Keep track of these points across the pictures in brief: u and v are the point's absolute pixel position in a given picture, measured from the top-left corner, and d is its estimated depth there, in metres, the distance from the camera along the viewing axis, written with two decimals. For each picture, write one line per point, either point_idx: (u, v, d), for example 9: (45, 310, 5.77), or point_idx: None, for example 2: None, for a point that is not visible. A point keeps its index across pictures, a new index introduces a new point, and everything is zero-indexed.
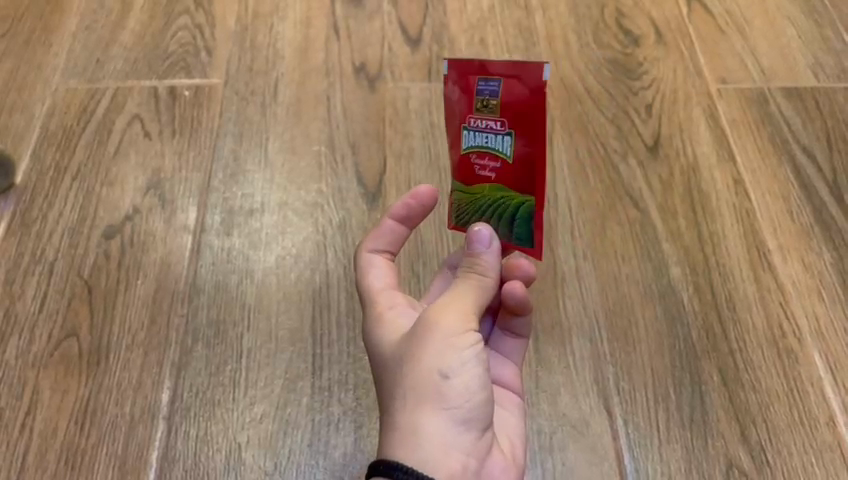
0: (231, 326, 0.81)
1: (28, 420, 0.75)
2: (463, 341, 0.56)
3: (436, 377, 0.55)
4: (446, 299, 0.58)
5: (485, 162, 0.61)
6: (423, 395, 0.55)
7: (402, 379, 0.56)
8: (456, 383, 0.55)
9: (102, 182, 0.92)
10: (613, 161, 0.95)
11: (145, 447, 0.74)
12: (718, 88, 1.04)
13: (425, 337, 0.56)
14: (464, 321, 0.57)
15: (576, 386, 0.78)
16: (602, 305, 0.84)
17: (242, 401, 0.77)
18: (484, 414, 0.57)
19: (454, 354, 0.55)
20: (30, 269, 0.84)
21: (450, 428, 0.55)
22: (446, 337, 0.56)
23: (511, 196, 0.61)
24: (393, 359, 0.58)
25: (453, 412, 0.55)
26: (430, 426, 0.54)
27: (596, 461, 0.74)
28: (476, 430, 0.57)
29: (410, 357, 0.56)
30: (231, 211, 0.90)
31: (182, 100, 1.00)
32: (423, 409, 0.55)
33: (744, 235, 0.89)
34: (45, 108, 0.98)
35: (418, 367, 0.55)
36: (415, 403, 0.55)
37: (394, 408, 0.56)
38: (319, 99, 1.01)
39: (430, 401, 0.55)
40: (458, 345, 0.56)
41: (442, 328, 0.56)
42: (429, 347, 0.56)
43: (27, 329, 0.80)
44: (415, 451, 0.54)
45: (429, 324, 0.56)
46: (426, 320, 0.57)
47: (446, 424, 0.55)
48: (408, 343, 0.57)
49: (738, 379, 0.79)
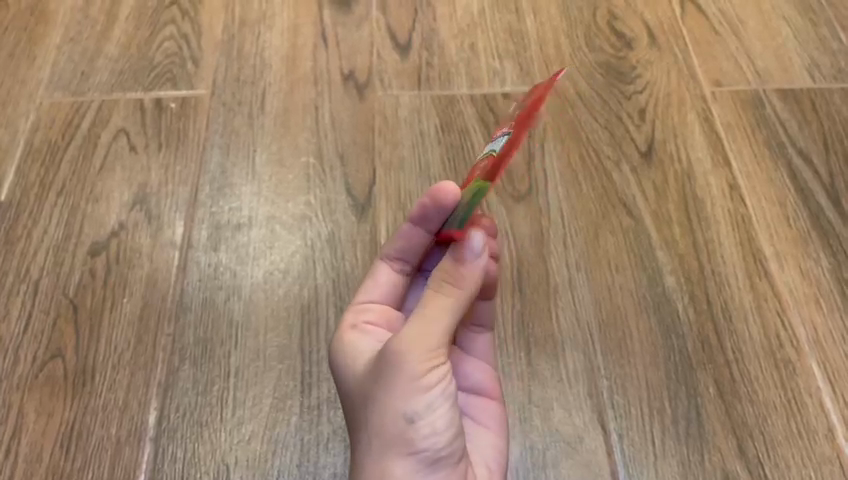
0: (219, 343, 0.80)
1: (13, 444, 0.74)
2: (427, 381, 0.54)
3: (401, 421, 0.54)
4: (413, 329, 0.54)
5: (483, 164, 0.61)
6: (390, 438, 0.54)
7: (368, 419, 0.55)
8: (420, 425, 0.54)
9: (88, 197, 0.90)
10: (606, 167, 0.94)
11: (132, 470, 0.73)
12: (713, 90, 1.03)
13: (387, 378, 0.54)
14: (429, 357, 0.54)
15: (570, 400, 0.77)
16: (596, 316, 0.82)
17: (230, 421, 0.75)
18: (453, 448, 0.56)
19: (416, 397, 0.53)
20: (14, 288, 0.83)
21: (418, 468, 0.55)
22: (410, 378, 0.53)
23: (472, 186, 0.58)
24: (362, 393, 0.56)
25: (420, 454, 0.55)
26: (396, 469, 0.54)
27: (590, 478, 0.73)
28: (447, 464, 0.56)
29: (376, 396, 0.54)
30: (218, 226, 0.88)
31: (169, 111, 0.99)
32: (390, 453, 0.54)
33: (739, 242, 0.88)
34: (30, 123, 0.97)
35: (383, 409, 0.54)
36: (382, 445, 0.54)
37: (363, 446, 0.55)
38: (307, 109, 0.99)
39: (394, 443, 0.54)
40: (424, 386, 0.53)
41: (407, 369, 0.53)
42: (391, 389, 0.54)
43: (11, 350, 0.79)
44: None
45: (395, 361, 0.54)
46: (392, 357, 0.54)
47: (414, 464, 0.55)
48: (374, 380, 0.55)
49: (734, 390, 0.78)
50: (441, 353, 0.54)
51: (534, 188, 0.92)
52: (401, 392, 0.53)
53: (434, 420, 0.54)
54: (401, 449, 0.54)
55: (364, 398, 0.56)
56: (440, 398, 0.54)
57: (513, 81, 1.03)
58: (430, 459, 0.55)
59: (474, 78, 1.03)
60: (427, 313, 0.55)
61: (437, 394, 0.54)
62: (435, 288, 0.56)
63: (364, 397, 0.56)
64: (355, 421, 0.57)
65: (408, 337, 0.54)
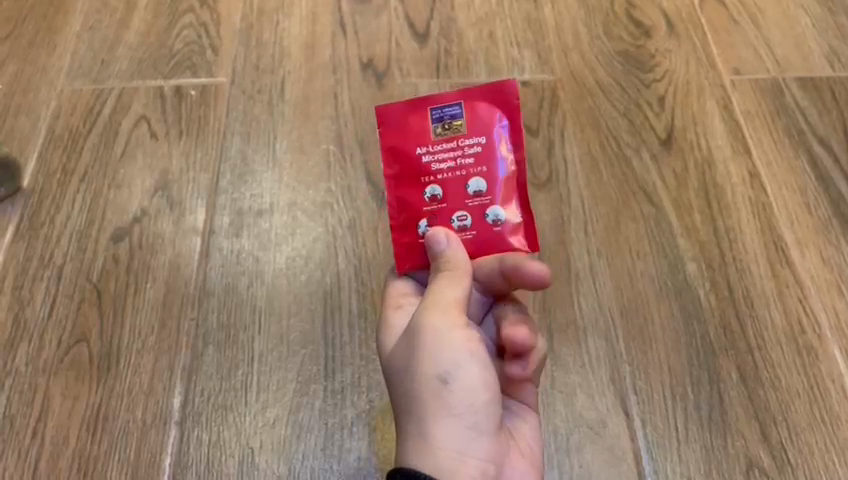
0: (242, 328, 0.80)
1: (39, 426, 0.74)
2: (452, 344, 0.55)
3: (436, 385, 0.55)
4: (427, 304, 0.57)
5: None
6: (428, 405, 0.55)
7: (404, 389, 0.57)
8: (452, 387, 0.55)
9: (110, 184, 0.91)
10: (626, 155, 0.94)
11: (157, 453, 0.73)
12: (732, 79, 1.02)
13: (414, 348, 0.56)
14: (447, 322, 0.56)
15: (593, 386, 0.77)
16: (618, 303, 0.82)
17: (254, 405, 0.76)
18: (491, 411, 0.57)
19: (444, 359, 0.55)
20: (39, 274, 0.84)
21: (458, 432, 0.55)
22: (433, 344, 0.56)
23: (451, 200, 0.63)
24: (395, 370, 0.58)
25: (461, 416, 0.55)
26: (439, 435, 0.55)
27: (614, 463, 0.73)
28: (488, 428, 0.57)
29: (407, 368, 0.57)
30: (240, 212, 0.89)
31: (189, 99, 0.99)
32: (431, 420, 0.55)
33: (761, 230, 0.88)
34: (51, 110, 0.98)
35: (415, 376, 0.56)
36: (421, 413, 0.56)
37: (403, 421, 0.57)
38: (327, 96, 0.99)
39: (432, 408, 0.55)
40: (452, 347, 0.55)
41: (432, 334, 0.56)
42: (420, 357, 0.56)
43: (36, 335, 0.80)
44: (429, 456, 0.55)
45: (419, 332, 0.56)
46: (416, 329, 0.57)
47: (454, 427, 0.55)
48: (404, 354, 0.57)
49: (757, 376, 0.78)
50: (459, 317, 0.57)
51: (554, 175, 0.92)
52: (430, 356, 0.56)
53: (468, 380, 0.55)
54: (440, 414, 0.55)
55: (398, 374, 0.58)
56: (472, 358, 0.56)
57: (532, 70, 1.03)
58: (470, 422, 0.56)
59: (493, 66, 1.03)
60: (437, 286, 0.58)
61: (466, 355, 0.55)
62: (438, 272, 0.59)
63: (398, 372, 0.58)
64: (395, 402, 0.59)
65: (427, 308, 0.57)
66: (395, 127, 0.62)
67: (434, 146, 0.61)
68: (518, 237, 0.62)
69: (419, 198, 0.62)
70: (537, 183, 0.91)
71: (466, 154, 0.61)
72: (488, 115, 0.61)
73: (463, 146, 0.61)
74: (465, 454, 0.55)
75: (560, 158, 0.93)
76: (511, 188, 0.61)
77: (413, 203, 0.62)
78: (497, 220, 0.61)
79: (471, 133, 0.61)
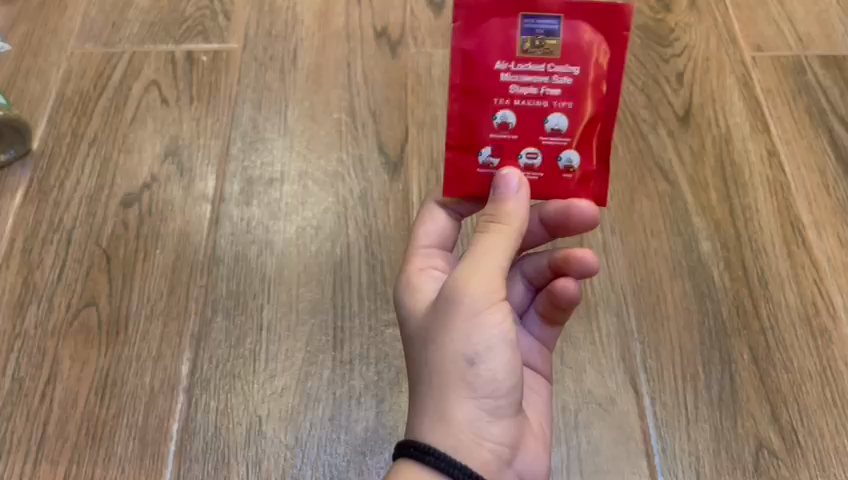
0: (252, 296, 0.80)
1: (48, 389, 0.74)
2: (488, 320, 0.53)
3: (463, 360, 0.53)
4: (470, 263, 0.53)
5: None
6: (452, 382, 0.53)
7: (429, 356, 0.54)
8: (479, 366, 0.53)
9: (120, 148, 0.90)
10: (643, 131, 0.92)
11: (165, 418, 0.73)
12: (753, 55, 1.00)
13: (448, 316, 0.53)
14: (488, 292, 0.53)
15: (603, 363, 0.77)
16: (631, 280, 0.81)
17: (262, 373, 0.76)
18: (513, 396, 0.55)
19: (477, 336, 0.53)
20: (48, 237, 0.83)
21: (477, 412, 0.53)
22: (470, 316, 0.53)
23: None
24: (419, 333, 0.55)
25: (484, 397, 0.53)
26: (458, 412, 0.52)
27: (622, 440, 0.73)
28: (506, 412, 0.55)
29: (435, 338, 0.54)
30: (250, 180, 0.88)
31: (200, 65, 0.98)
32: (451, 394, 0.53)
33: (777, 210, 0.86)
34: (61, 73, 0.96)
35: (445, 347, 0.53)
36: (443, 389, 0.53)
37: (420, 389, 0.54)
38: (339, 65, 0.98)
39: (456, 383, 0.53)
40: (485, 323, 0.53)
41: (470, 304, 0.52)
42: (453, 328, 0.53)
43: (45, 298, 0.79)
44: (444, 432, 0.52)
45: (454, 302, 0.53)
46: (450, 293, 0.53)
47: (473, 406, 0.53)
48: (433, 319, 0.54)
49: (769, 357, 0.77)
50: (500, 288, 0.54)
51: None
52: (464, 331, 0.53)
53: (498, 361, 0.53)
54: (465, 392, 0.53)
55: (423, 341, 0.55)
56: (505, 339, 0.54)
57: None
58: (491, 404, 0.54)
59: None
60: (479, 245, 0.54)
61: (500, 336, 0.53)
62: (485, 225, 0.55)
63: (424, 337, 0.55)
64: (414, 363, 0.55)
65: (466, 275, 0.53)
66: (479, 29, 0.54)
67: (518, 65, 0.54)
68: (586, 187, 0.58)
69: (486, 123, 0.56)
70: None
71: (552, 84, 0.55)
72: (590, 39, 0.54)
73: (550, 72, 0.54)
74: (480, 434, 0.53)
75: None
76: (593, 130, 0.56)
77: (478, 124, 0.56)
78: (569, 166, 0.57)
79: (565, 58, 0.54)
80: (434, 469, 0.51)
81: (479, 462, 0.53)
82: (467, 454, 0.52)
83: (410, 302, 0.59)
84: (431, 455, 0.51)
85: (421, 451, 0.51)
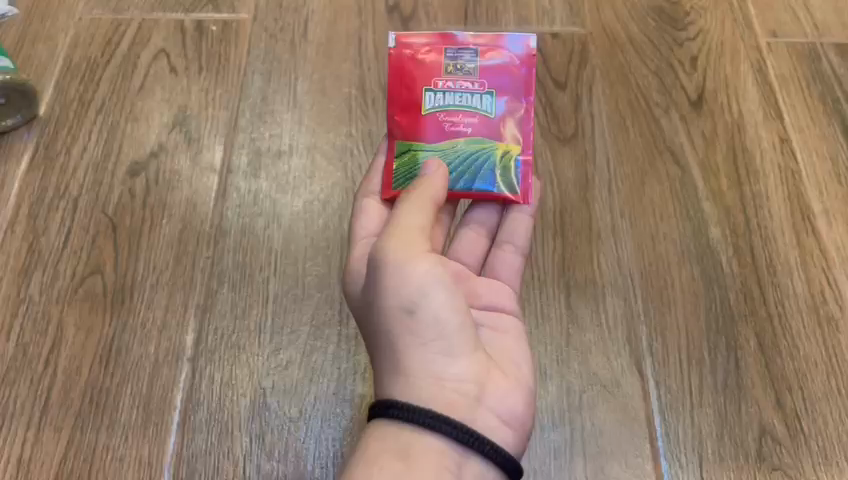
0: (259, 269, 0.80)
1: (52, 356, 0.74)
2: (419, 271, 0.55)
3: (401, 315, 0.55)
4: (389, 233, 0.57)
5: (458, 118, 0.69)
6: (398, 337, 0.56)
7: (373, 323, 0.57)
8: (419, 315, 0.55)
9: (127, 116, 0.89)
10: (654, 114, 0.92)
11: (170, 388, 0.73)
12: (768, 41, 0.99)
13: (377, 283, 0.56)
14: (410, 249, 0.56)
15: (608, 345, 0.76)
16: (638, 264, 0.81)
17: (267, 346, 0.75)
18: (460, 335, 0.57)
19: (407, 287, 0.55)
20: (54, 204, 0.83)
21: (430, 357, 0.56)
22: (397, 273, 0.55)
23: (490, 146, 0.69)
24: (364, 307, 0.59)
25: (431, 343, 0.56)
26: (413, 363, 0.56)
27: (626, 423, 0.73)
28: (464, 349, 0.57)
29: (373, 301, 0.57)
30: (258, 152, 0.87)
31: (210, 35, 0.97)
32: (400, 348, 0.56)
33: (787, 198, 0.86)
34: (69, 39, 0.95)
35: (382, 309, 0.56)
36: (392, 345, 0.57)
37: (377, 352, 0.58)
38: (351, 39, 0.97)
39: (402, 336, 0.56)
40: (413, 275, 0.55)
41: (394, 265, 0.55)
42: (385, 290, 0.56)
43: (51, 264, 0.79)
44: (406, 384, 0.56)
45: (377, 269, 0.56)
46: (375, 262, 0.57)
47: (424, 353, 0.56)
48: (369, 289, 0.58)
49: (775, 345, 0.77)
50: (424, 245, 0.57)
51: (580, 131, 0.90)
52: (395, 288, 0.55)
53: (436, 304, 0.55)
54: (414, 346, 0.56)
55: (365, 317, 0.59)
56: (441, 282, 0.56)
57: (562, 22, 1.00)
58: (443, 346, 0.56)
59: (522, 16, 1.00)
60: (400, 214, 0.58)
61: (431, 284, 0.55)
62: (403, 199, 0.60)
63: (367, 308, 0.58)
64: (367, 336, 0.59)
65: (385, 240, 0.57)
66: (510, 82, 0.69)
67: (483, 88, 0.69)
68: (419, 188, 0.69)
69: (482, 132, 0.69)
70: (563, 138, 0.89)
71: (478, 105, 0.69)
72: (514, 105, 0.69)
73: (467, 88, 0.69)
74: (438, 377, 0.56)
75: (587, 114, 0.91)
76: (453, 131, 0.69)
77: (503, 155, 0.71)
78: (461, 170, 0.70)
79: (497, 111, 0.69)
80: (396, 423, 0.53)
81: (443, 402, 0.55)
82: (430, 401, 0.55)
83: (353, 287, 0.63)
84: (394, 410, 0.54)
85: (383, 409, 0.54)
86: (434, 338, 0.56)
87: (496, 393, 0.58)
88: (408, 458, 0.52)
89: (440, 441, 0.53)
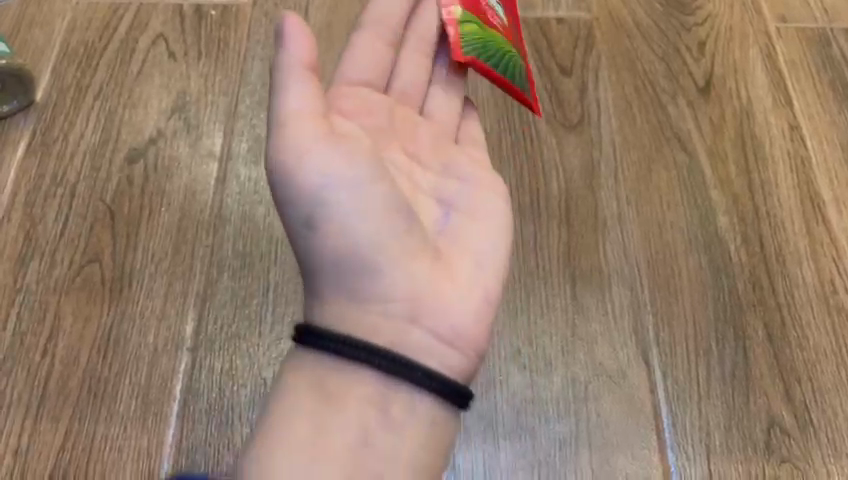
0: (259, 257, 0.78)
1: (50, 346, 0.73)
2: (306, 158, 0.51)
3: (306, 198, 0.52)
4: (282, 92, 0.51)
5: (492, 18, 0.70)
6: (309, 215, 0.53)
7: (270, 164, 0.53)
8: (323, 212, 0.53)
9: (125, 102, 0.88)
10: (661, 100, 0.90)
11: (169, 379, 0.72)
12: (777, 26, 0.98)
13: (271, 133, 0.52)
14: (297, 130, 0.50)
15: (614, 335, 0.75)
16: (645, 252, 0.80)
17: (268, 336, 0.74)
18: (375, 247, 0.53)
19: (306, 163, 0.51)
20: (51, 191, 0.81)
21: (347, 237, 0.53)
22: (284, 163, 0.51)
23: (513, 57, 0.70)
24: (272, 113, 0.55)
25: (346, 237, 0.53)
26: (329, 275, 0.54)
27: (632, 414, 0.72)
28: (384, 264, 0.54)
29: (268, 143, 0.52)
30: (259, 139, 0.86)
31: (209, 19, 0.95)
32: (303, 202, 0.52)
33: (797, 186, 0.84)
34: (66, 23, 0.94)
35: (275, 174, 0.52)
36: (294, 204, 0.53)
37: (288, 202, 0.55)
38: (352, 24, 0.95)
39: (313, 216, 0.53)
40: (306, 169, 0.51)
41: (282, 151, 0.51)
42: (277, 154, 0.51)
43: (48, 253, 0.78)
44: (325, 312, 0.55)
45: (271, 120, 0.52)
46: (270, 109, 0.52)
47: (338, 249, 0.53)
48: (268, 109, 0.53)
49: (784, 336, 0.75)
50: (311, 123, 0.51)
51: (586, 117, 0.88)
52: (275, 150, 0.51)
53: (326, 169, 0.51)
54: (341, 253, 0.53)
55: None
56: (322, 161, 0.51)
57: (568, 7, 0.98)
58: (357, 260, 0.54)
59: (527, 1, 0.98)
60: (282, 94, 0.51)
61: (324, 181, 0.51)
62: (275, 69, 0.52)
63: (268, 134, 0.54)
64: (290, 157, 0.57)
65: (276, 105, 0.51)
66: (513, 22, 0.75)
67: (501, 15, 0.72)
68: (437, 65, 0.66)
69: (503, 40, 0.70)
70: (568, 124, 0.88)
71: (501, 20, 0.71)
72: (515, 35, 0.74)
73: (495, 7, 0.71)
74: (362, 294, 0.54)
75: (593, 100, 0.90)
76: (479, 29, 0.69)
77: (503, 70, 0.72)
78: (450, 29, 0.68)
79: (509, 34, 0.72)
80: (312, 350, 0.53)
81: (363, 329, 0.54)
82: (355, 329, 0.54)
83: None
84: (313, 332, 0.53)
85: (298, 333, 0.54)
86: (344, 259, 0.53)
87: (429, 312, 0.55)
88: (324, 394, 0.52)
89: (361, 373, 0.52)
